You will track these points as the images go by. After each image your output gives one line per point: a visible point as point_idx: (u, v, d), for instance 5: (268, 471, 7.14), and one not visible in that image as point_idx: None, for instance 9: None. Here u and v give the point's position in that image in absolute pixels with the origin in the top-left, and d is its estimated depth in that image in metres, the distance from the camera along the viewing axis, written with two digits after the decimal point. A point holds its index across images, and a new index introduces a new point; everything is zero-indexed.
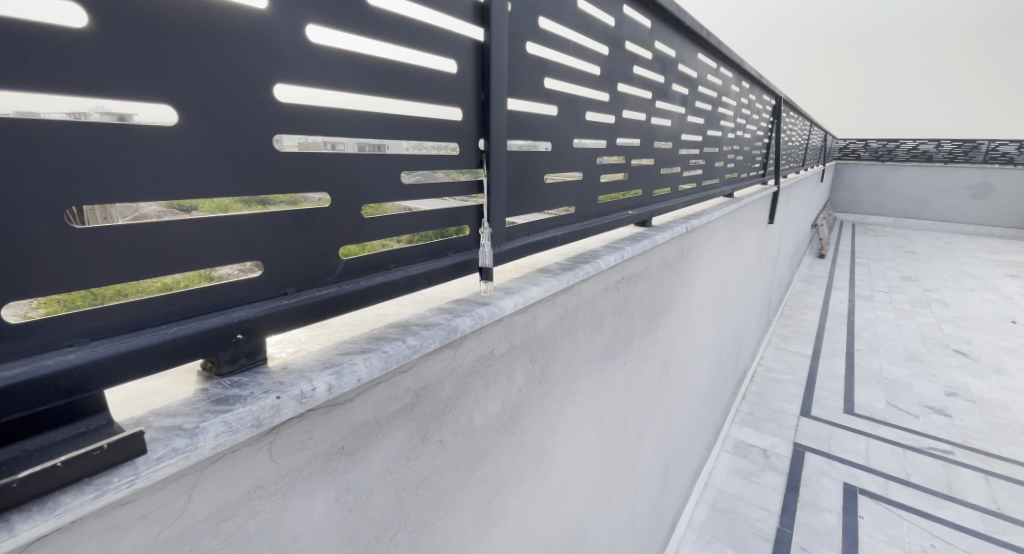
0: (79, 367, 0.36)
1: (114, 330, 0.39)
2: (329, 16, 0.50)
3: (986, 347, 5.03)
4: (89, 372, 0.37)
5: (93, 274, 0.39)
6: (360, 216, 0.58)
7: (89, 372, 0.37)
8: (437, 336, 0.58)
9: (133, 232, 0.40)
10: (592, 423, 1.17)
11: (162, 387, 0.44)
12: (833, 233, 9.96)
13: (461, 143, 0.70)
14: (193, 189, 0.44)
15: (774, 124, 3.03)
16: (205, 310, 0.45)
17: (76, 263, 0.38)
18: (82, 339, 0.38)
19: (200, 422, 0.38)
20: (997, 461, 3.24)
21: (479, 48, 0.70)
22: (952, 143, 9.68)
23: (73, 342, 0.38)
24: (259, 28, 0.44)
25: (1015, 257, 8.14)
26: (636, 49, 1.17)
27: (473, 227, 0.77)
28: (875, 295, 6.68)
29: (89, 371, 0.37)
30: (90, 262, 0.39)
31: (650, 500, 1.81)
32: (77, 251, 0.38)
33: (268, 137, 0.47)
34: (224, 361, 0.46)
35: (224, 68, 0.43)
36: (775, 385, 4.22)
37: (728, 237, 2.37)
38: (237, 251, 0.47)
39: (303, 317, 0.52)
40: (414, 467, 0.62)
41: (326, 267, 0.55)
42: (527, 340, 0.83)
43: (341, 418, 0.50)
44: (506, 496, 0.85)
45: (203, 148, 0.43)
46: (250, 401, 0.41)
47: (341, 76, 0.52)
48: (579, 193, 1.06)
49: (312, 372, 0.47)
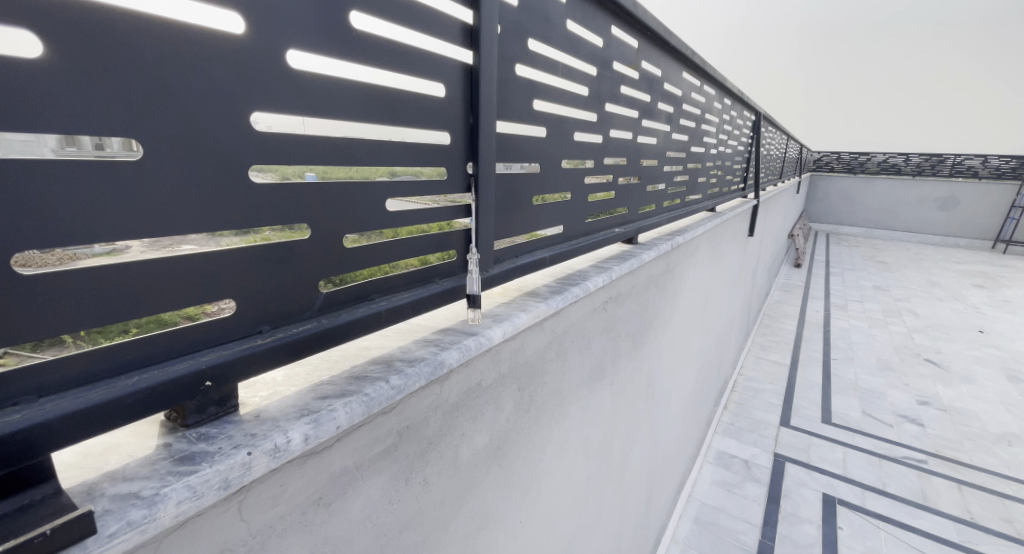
0: (34, 427, 0.33)
1: (66, 384, 0.36)
2: (311, 40, 0.47)
3: (955, 356, 5.19)
4: (40, 435, 0.34)
5: (47, 323, 0.36)
6: (342, 246, 0.55)
7: (40, 435, 0.34)
8: (423, 374, 0.55)
9: (90, 277, 0.37)
10: (580, 446, 1.15)
11: (120, 441, 0.40)
12: (808, 243, 10.22)
13: (449, 167, 0.68)
14: (160, 226, 0.41)
15: (754, 139, 3.08)
16: (169, 356, 0.42)
17: (28, 315, 0.35)
18: (30, 397, 0.35)
19: (161, 487, 0.35)
20: (968, 469, 3.33)
21: (468, 71, 0.68)
22: (920, 158, 10.05)
23: (19, 400, 0.34)
24: (239, 54, 0.42)
25: (980, 268, 8.46)
26: (623, 69, 1.16)
27: (461, 251, 0.75)
28: (849, 304, 6.85)
29: (40, 433, 0.34)
30: (42, 315, 0.36)
31: (637, 516, 1.80)
32: (28, 294, 0.35)
33: (241, 167, 0.44)
34: (190, 412, 0.42)
35: (197, 98, 0.40)
36: (755, 396, 4.28)
37: (711, 251, 2.39)
38: (209, 290, 0.44)
39: (279, 358, 0.49)
40: (397, 509, 0.59)
41: (305, 302, 0.52)
42: (515, 368, 0.81)
43: (318, 468, 0.47)
44: (493, 530, 0.82)
45: (177, 181, 0.40)
46: (218, 459, 0.38)
47: (326, 102, 0.50)
48: (567, 213, 1.05)
49: (287, 422, 0.43)
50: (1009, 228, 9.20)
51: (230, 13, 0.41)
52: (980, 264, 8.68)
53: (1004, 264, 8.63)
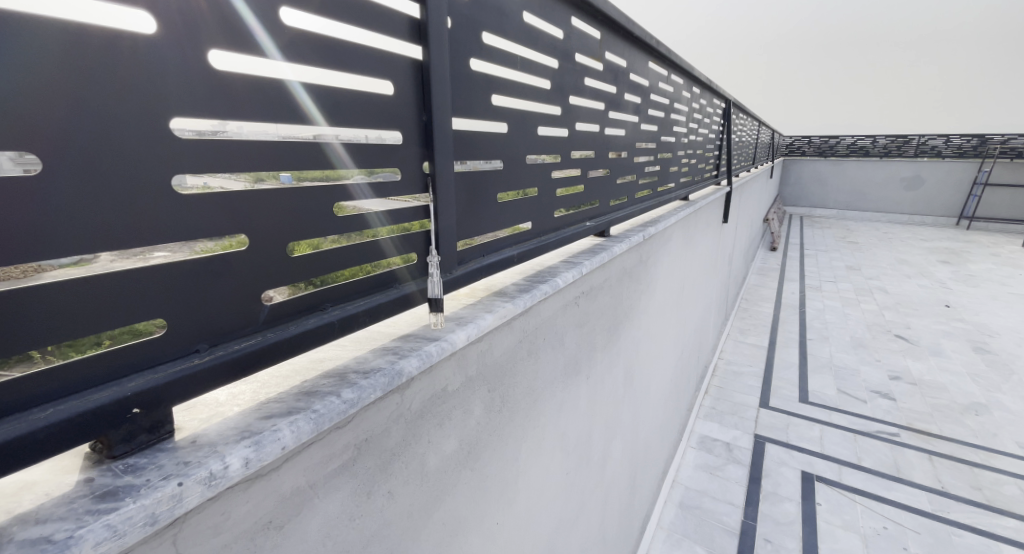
0: None
1: None
2: (234, 39, 0.44)
3: (923, 330, 5.38)
4: None
5: None
6: (285, 256, 0.52)
7: None
8: (378, 385, 0.53)
9: (12, 300, 0.35)
10: (557, 443, 1.14)
11: (40, 479, 0.38)
12: (783, 226, 10.43)
13: (403, 168, 0.66)
14: (83, 242, 0.38)
15: (725, 126, 3.11)
16: (93, 383, 0.39)
17: None
18: None
19: (77, 528, 0.33)
20: (938, 440, 3.46)
21: (419, 68, 0.65)
22: (887, 140, 10.32)
23: None
24: (152, 56, 0.39)
25: (945, 244, 8.76)
26: (586, 61, 1.14)
27: (422, 253, 0.72)
28: (823, 285, 7.02)
29: None
30: None
31: (619, 505, 1.82)
32: None
33: (165, 176, 0.41)
34: (116, 442, 0.40)
35: (104, 102, 0.37)
36: (735, 379, 4.36)
37: (685, 239, 2.41)
38: (137, 311, 0.41)
39: (219, 376, 0.46)
40: (359, 525, 0.57)
41: (247, 316, 0.49)
42: (483, 371, 0.79)
43: (264, 491, 0.45)
44: (467, 535, 0.81)
45: (89, 194, 0.37)
46: (144, 493, 0.36)
47: (260, 104, 0.47)
48: (534, 209, 1.03)
49: (226, 446, 0.41)
50: (971, 205, 9.54)
51: (140, 11, 0.39)
52: (945, 241, 8.99)
53: (967, 239, 8.95)
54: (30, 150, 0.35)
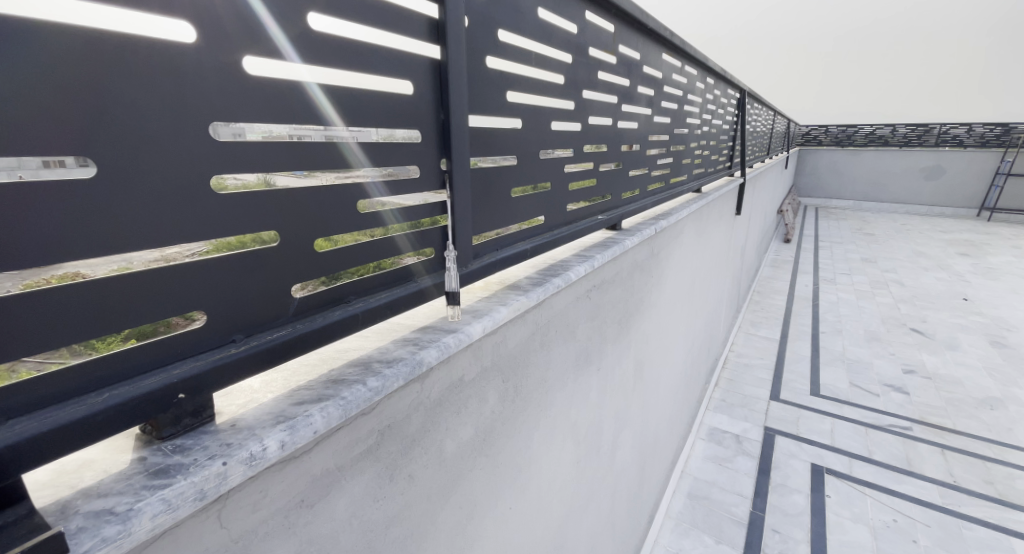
0: (20, 443, 0.35)
1: (48, 398, 0.37)
2: (265, 44, 0.47)
3: (940, 324, 5.30)
4: (31, 447, 0.35)
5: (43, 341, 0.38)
6: (312, 251, 0.55)
7: (31, 447, 0.36)
8: (401, 374, 0.56)
9: (70, 291, 0.38)
10: (569, 432, 1.17)
11: (97, 458, 0.41)
12: (798, 218, 10.27)
13: (421, 165, 0.68)
14: (128, 236, 0.41)
15: (739, 116, 3.07)
16: (141, 371, 0.42)
17: (18, 335, 0.36)
18: (21, 411, 0.36)
19: (135, 502, 0.36)
20: (951, 435, 3.43)
21: (436, 68, 0.67)
22: (907, 128, 10.07)
23: (9, 415, 0.36)
24: (189, 64, 0.42)
25: (965, 236, 8.58)
26: (599, 55, 1.15)
27: (439, 248, 0.75)
28: (837, 277, 6.93)
29: (32, 446, 0.36)
30: (34, 332, 0.37)
31: (629, 495, 1.85)
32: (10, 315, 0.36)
33: (201, 176, 0.44)
34: (165, 425, 0.43)
35: (143, 107, 0.40)
36: (745, 371, 4.36)
37: (697, 232, 2.40)
38: (180, 303, 0.44)
39: (255, 364, 0.49)
40: (382, 506, 0.60)
41: (278, 308, 0.52)
42: (498, 361, 0.82)
43: (297, 472, 0.48)
44: (482, 518, 0.84)
45: (134, 195, 0.40)
46: (193, 471, 0.39)
47: (286, 107, 0.49)
48: (548, 203, 1.05)
49: (264, 429, 0.44)
50: (993, 195, 9.30)
51: (179, 20, 0.42)
52: (965, 232, 8.80)
53: (987, 231, 8.76)
54: (80, 155, 0.38)
